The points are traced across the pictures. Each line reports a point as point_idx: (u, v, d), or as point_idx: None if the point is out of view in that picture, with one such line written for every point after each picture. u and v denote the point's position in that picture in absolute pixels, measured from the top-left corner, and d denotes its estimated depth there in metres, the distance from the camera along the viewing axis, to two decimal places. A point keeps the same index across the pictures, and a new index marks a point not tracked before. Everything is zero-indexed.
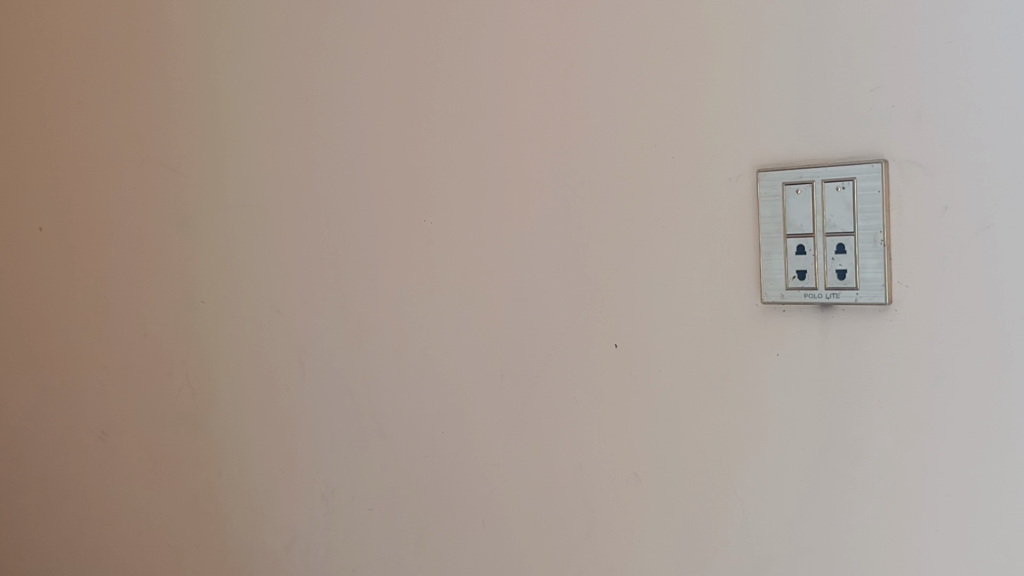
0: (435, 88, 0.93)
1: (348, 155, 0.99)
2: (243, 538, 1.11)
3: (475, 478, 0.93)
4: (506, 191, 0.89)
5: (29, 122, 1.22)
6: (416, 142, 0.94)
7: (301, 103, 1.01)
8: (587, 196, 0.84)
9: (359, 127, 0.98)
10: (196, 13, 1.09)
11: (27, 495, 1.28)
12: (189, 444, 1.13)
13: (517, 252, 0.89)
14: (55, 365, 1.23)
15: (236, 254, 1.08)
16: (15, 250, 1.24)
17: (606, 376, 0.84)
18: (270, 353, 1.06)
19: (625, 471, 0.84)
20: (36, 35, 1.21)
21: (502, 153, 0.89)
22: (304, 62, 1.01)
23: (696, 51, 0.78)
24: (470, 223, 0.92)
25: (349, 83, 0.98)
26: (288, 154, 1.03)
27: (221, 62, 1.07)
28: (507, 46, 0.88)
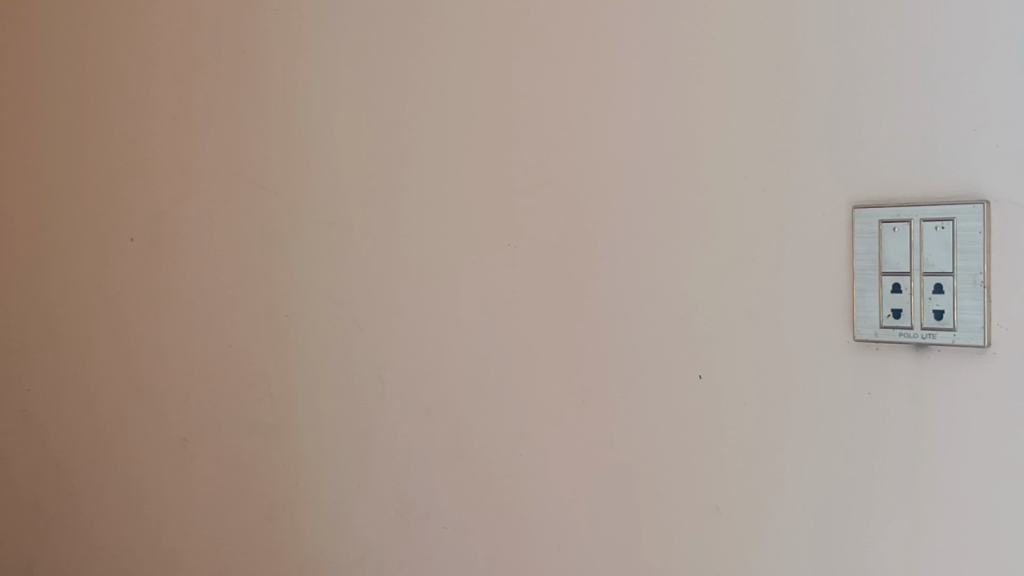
0: (522, 113, 0.94)
1: (436, 177, 1.00)
2: (317, 549, 1.12)
3: (551, 502, 0.94)
4: (593, 217, 0.89)
5: (124, 136, 1.26)
6: (503, 166, 0.95)
7: (388, 124, 1.03)
8: (674, 226, 0.84)
9: (447, 150, 0.99)
10: (287, 33, 1.11)
11: (109, 496, 1.31)
12: (267, 453, 1.15)
13: (600, 279, 0.89)
14: (141, 370, 1.27)
15: (320, 270, 1.09)
16: (106, 259, 1.28)
17: (688, 406, 0.84)
18: (351, 368, 1.07)
19: (704, 502, 0.84)
20: (134, 52, 1.25)
21: (589, 180, 0.89)
22: (393, 85, 1.02)
23: (786, 84, 0.77)
24: (555, 248, 0.92)
25: (438, 106, 0.99)
26: (374, 173, 1.04)
27: (310, 82, 1.09)
28: (595, 74, 0.88)
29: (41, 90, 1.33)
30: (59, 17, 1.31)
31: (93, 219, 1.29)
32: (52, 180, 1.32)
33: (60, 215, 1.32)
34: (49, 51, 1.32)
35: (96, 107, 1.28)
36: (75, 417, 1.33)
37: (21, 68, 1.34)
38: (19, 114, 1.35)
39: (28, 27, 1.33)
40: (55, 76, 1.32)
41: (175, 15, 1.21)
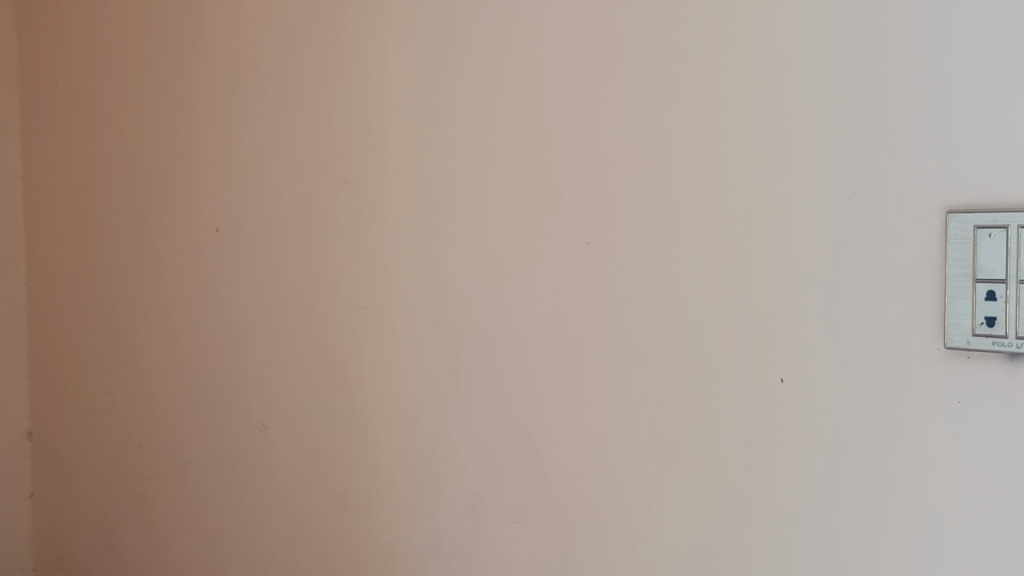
0: (608, 111, 0.92)
1: (515, 174, 1.00)
2: (390, 538, 1.13)
3: (625, 501, 0.93)
4: (672, 217, 0.88)
5: (211, 128, 1.29)
6: (582, 164, 0.94)
7: (467, 119, 1.03)
8: (758, 228, 0.83)
9: (526, 146, 0.99)
10: (371, 28, 1.11)
11: (190, 478, 1.35)
12: (344, 441, 1.17)
13: (683, 280, 0.88)
14: (224, 357, 1.29)
15: (398, 264, 1.10)
16: (196, 248, 1.32)
17: (768, 410, 0.83)
18: (427, 361, 1.08)
19: (783, 506, 0.83)
20: (222, 45, 1.27)
21: (668, 179, 0.88)
22: (473, 81, 1.02)
23: (884, 87, 0.75)
24: (634, 247, 0.91)
25: (518, 103, 0.99)
26: (453, 168, 1.05)
27: (394, 77, 1.09)
28: (682, 72, 0.87)
29: (136, 84, 1.39)
30: (160, 11, 1.35)
31: (184, 208, 1.33)
32: (150, 171, 1.37)
33: (151, 204, 1.37)
34: (148, 45, 1.37)
35: (190, 100, 1.31)
36: (162, 400, 1.38)
37: (125, 63, 1.40)
38: (113, 107, 1.42)
39: (129, 23, 1.39)
40: (152, 69, 1.36)
41: (263, 9, 1.22)
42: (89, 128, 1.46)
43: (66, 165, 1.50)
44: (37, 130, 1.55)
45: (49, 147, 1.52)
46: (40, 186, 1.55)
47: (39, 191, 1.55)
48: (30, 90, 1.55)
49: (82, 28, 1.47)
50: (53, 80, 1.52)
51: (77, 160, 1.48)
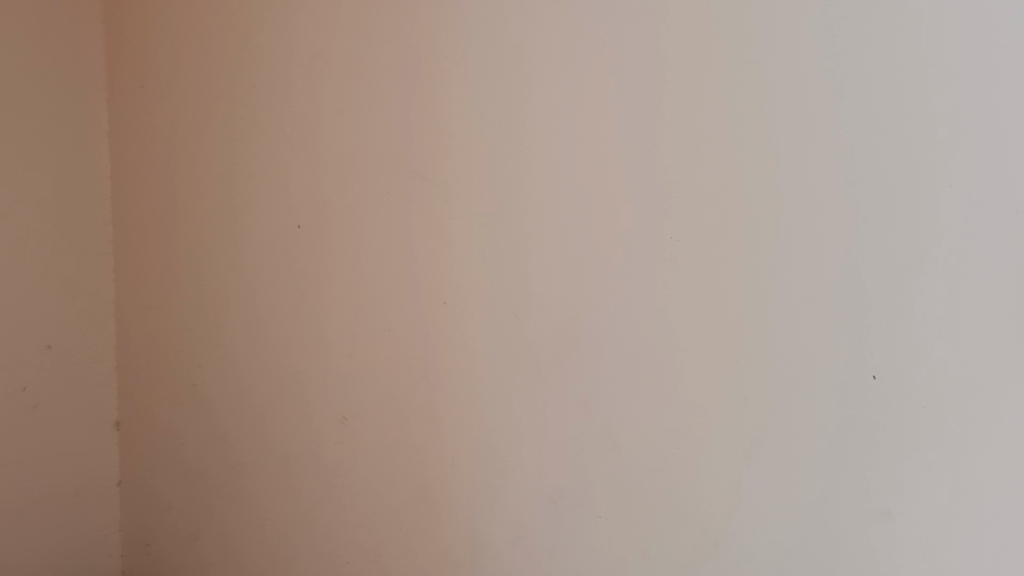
0: (677, 100, 0.88)
1: (591, 165, 0.96)
2: (471, 530, 1.13)
3: (702, 498, 0.91)
4: (755, 208, 0.83)
5: (292, 126, 1.31)
6: (660, 153, 0.90)
7: (544, 110, 1.00)
8: (846, 217, 0.78)
9: (603, 137, 0.95)
10: (446, 21, 1.09)
11: (273, 468, 1.38)
12: (424, 434, 1.17)
13: (767, 272, 0.83)
14: (307, 350, 1.32)
15: (477, 258, 1.09)
16: (279, 243, 1.34)
17: (858, 407, 0.79)
18: (507, 357, 1.07)
19: (876, 506, 0.78)
20: (302, 43, 1.28)
21: (750, 169, 0.83)
22: (549, 71, 0.99)
23: (989, 74, 0.69)
24: (715, 239, 0.87)
25: (594, 91, 0.95)
26: (529, 161, 1.02)
27: (469, 70, 1.07)
28: (764, 57, 0.81)
29: (219, 84, 1.42)
30: (245, 10, 1.37)
31: (268, 205, 1.35)
32: (236, 169, 1.40)
33: (235, 200, 1.41)
34: (231, 46, 1.40)
35: (272, 100, 1.34)
36: (246, 392, 1.41)
37: (211, 60, 1.43)
38: (198, 107, 1.46)
39: (213, 24, 1.43)
40: (237, 69, 1.39)
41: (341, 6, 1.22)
42: (178, 123, 1.50)
43: (152, 164, 1.56)
44: (125, 130, 1.61)
45: (140, 146, 1.58)
46: (129, 183, 1.61)
47: (127, 189, 1.61)
48: (120, 92, 1.62)
49: (169, 28, 1.51)
50: (141, 82, 1.57)
51: (164, 159, 1.53)
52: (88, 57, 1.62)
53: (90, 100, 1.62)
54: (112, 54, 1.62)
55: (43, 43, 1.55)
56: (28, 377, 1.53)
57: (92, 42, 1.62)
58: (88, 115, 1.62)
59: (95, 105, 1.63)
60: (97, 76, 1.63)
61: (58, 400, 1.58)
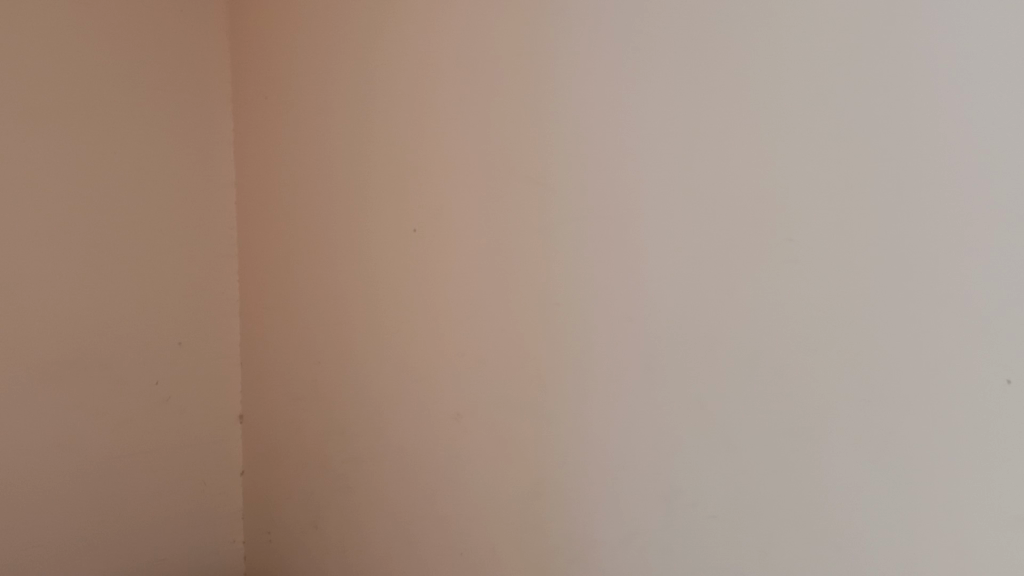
0: (804, 97, 0.84)
1: (709, 163, 0.93)
2: (583, 527, 1.09)
3: (829, 502, 0.84)
4: (885, 204, 0.79)
5: (404, 133, 1.35)
6: (783, 147, 0.86)
7: (661, 107, 0.97)
8: (980, 215, 0.73)
9: (722, 135, 0.91)
10: (559, 22, 1.09)
11: (387, 461, 1.40)
12: (536, 431, 1.15)
13: (892, 272, 0.79)
14: (418, 349, 1.34)
15: (588, 258, 1.07)
16: (397, 244, 1.38)
17: (992, 413, 0.73)
18: (617, 356, 1.03)
19: (1006, 509, 0.73)
20: (415, 53, 1.32)
21: (882, 164, 0.79)
22: (667, 67, 0.97)
23: None
24: (843, 238, 0.82)
25: (716, 86, 0.92)
26: (648, 158, 0.99)
27: (584, 71, 1.06)
28: (896, 47, 0.77)
29: (338, 95, 1.48)
30: (363, 23, 1.42)
31: (384, 208, 1.40)
32: (356, 175, 1.45)
33: (353, 204, 1.46)
34: (350, 56, 1.45)
35: (388, 107, 1.38)
36: (362, 388, 1.45)
37: (331, 69, 1.49)
38: (321, 113, 1.51)
39: (331, 37, 1.49)
40: (354, 80, 1.44)
41: (455, 15, 1.25)
42: (300, 129, 1.56)
43: (276, 170, 1.62)
44: (249, 138, 1.68)
45: (263, 153, 1.65)
46: (255, 189, 1.67)
47: (250, 194, 1.69)
48: (245, 102, 1.69)
49: (289, 41, 1.57)
50: (263, 92, 1.64)
51: (287, 165, 1.59)
52: (215, 72, 1.70)
53: (217, 111, 1.70)
54: (238, 67, 1.70)
55: (174, 59, 1.64)
56: (160, 372, 1.62)
57: (218, 57, 1.71)
58: (213, 125, 1.70)
59: (221, 115, 1.71)
60: (223, 88, 1.71)
61: (187, 394, 1.66)
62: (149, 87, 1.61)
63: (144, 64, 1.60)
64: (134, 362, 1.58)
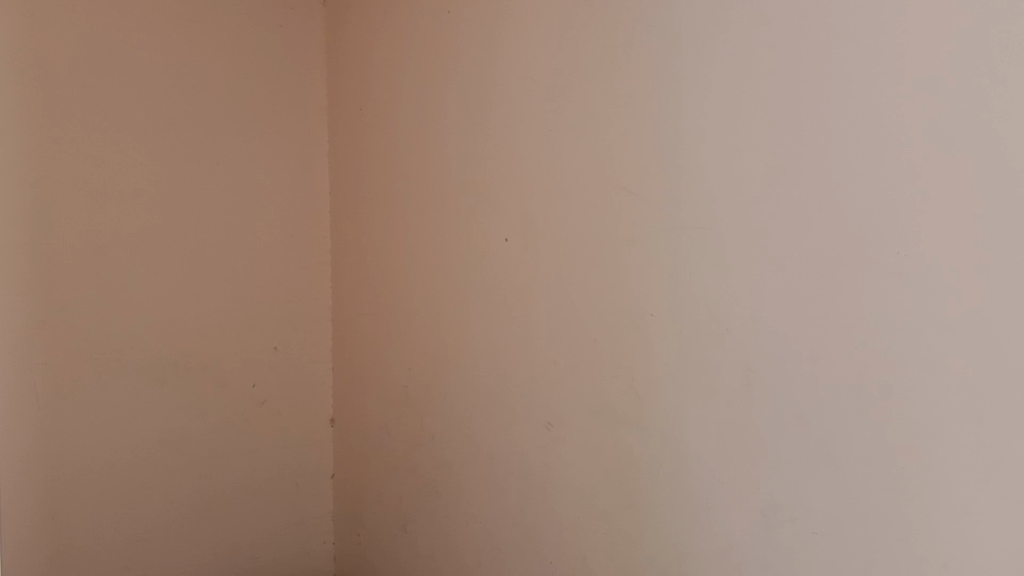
0: (911, 109, 0.84)
1: (813, 177, 0.93)
2: (678, 539, 1.09)
3: (937, 520, 0.83)
4: (998, 219, 0.78)
5: (497, 145, 1.37)
6: (890, 159, 0.86)
7: (764, 120, 0.97)
8: None
9: (826, 148, 0.91)
10: (657, 35, 1.10)
11: (478, 468, 1.42)
12: (628, 442, 1.15)
13: (1006, 287, 0.77)
14: (509, 359, 1.36)
15: (685, 269, 1.07)
16: (488, 253, 1.39)
17: None
18: (713, 369, 1.03)
19: None
20: (509, 66, 1.34)
21: (993, 178, 0.78)
22: (768, 81, 0.97)
23: None
24: (952, 252, 0.81)
25: (819, 99, 0.92)
26: (748, 172, 0.99)
27: (685, 86, 1.06)
28: (1007, 58, 0.77)
29: (431, 107, 1.50)
30: (457, 37, 1.45)
31: (476, 219, 1.42)
32: (449, 185, 1.47)
33: (444, 214, 1.48)
34: (444, 70, 1.48)
35: (482, 120, 1.40)
36: (454, 395, 1.47)
37: (425, 81, 1.52)
38: (414, 124, 1.54)
39: (425, 52, 1.52)
40: (448, 92, 1.47)
41: (552, 29, 1.26)
42: (394, 139, 1.59)
43: (369, 179, 1.66)
44: (343, 148, 1.72)
45: (357, 163, 1.69)
46: (348, 198, 1.71)
47: (343, 202, 1.72)
48: (340, 114, 1.73)
49: (384, 53, 1.61)
50: (358, 105, 1.68)
51: (380, 175, 1.63)
52: (311, 84, 1.75)
53: (312, 122, 1.75)
54: (333, 80, 1.74)
55: (273, 72, 1.69)
56: (256, 376, 1.67)
57: (313, 69, 1.75)
58: (310, 136, 1.74)
59: (317, 126, 1.75)
60: (320, 101, 1.76)
61: (281, 397, 1.70)
62: (248, 99, 1.65)
63: (245, 76, 1.65)
64: (233, 366, 1.63)
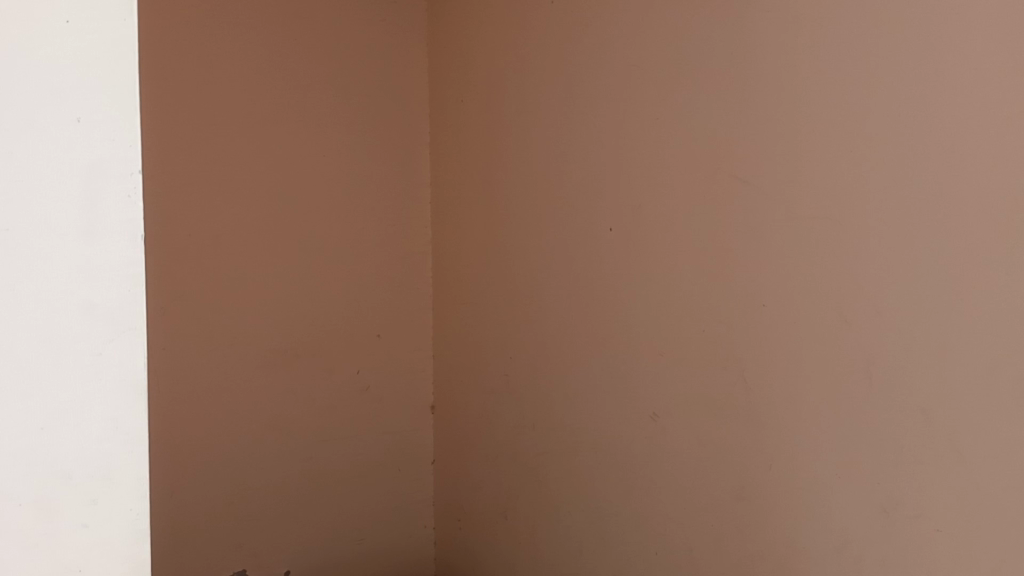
0: None
1: (937, 164, 0.90)
2: (791, 533, 1.07)
3: None
4: None
5: (602, 134, 1.37)
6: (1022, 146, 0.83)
7: (884, 107, 0.95)
8: None
9: (952, 135, 0.89)
10: (771, 20, 1.08)
11: (581, 457, 1.42)
12: (739, 434, 1.14)
13: None
14: (613, 348, 1.35)
15: (801, 259, 1.05)
16: (593, 243, 1.39)
17: None
18: (832, 361, 1.01)
19: None
20: (616, 54, 1.34)
21: None
22: (890, 67, 0.94)
23: None
24: None
25: (945, 85, 0.89)
26: (868, 160, 0.97)
27: (802, 73, 1.04)
28: None
29: (534, 98, 1.50)
30: (561, 26, 1.44)
31: (580, 208, 1.41)
32: (553, 174, 1.47)
33: (548, 204, 1.48)
34: (548, 58, 1.47)
35: (587, 110, 1.40)
36: (556, 384, 1.47)
37: (528, 70, 1.52)
38: (516, 114, 1.55)
39: (529, 43, 1.51)
40: (551, 83, 1.47)
41: (662, 18, 1.25)
42: (496, 127, 1.60)
43: (472, 169, 1.66)
44: (444, 137, 1.74)
45: (458, 154, 1.70)
46: (450, 187, 1.73)
47: (445, 192, 1.74)
48: (441, 104, 1.74)
49: (486, 42, 1.62)
50: (460, 96, 1.69)
51: (483, 164, 1.63)
52: (413, 75, 1.76)
53: (414, 113, 1.76)
54: (434, 70, 1.76)
55: (376, 63, 1.71)
56: (360, 363, 1.70)
57: (415, 60, 1.77)
58: (412, 126, 1.76)
59: (418, 116, 1.77)
60: (422, 91, 1.77)
61: (384, 384, 1.73)
62: (354, 89, 1.68)
63: (350, 67, 1.67)
64: (338, 352, 1.67)
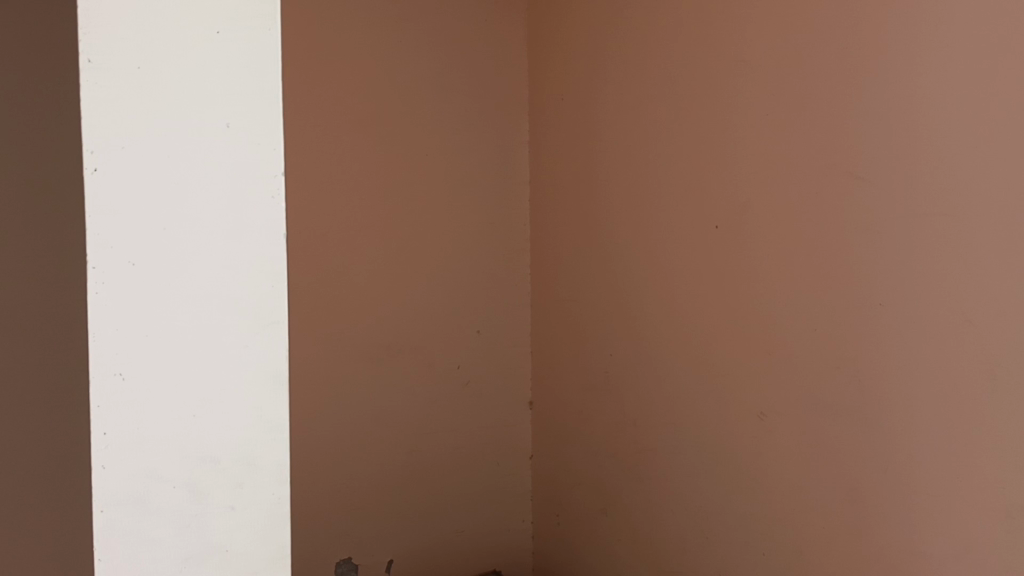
0: None
1: None
2: (907, 536, 1.06)
3: None
4: None
5: (708, 130, 1.36)
6: None
7: (1007, 104, 0.93)
8: None
9: None
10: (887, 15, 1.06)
11: (684, 455, 1.42)
12: (854, 435, 1.13)
13: None
14: (719, 346, 1.35)
15: (919, 258, 1.04)
16: (698, 240, 1.39)
17: None
18: (953, 361, 1.00)
19: None
20: (722, 51, 1.33)
21: None
22: (1012, 63, 0.92)
23: None
24: None
25: None
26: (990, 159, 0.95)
27: (920, 69, 1.03)
28: None
29: (638, 96, 1.51)
30: (663, 23, 1.44)
31: (685, 205, 1.41)
32: (657, 171, 1.47)
33: (651, 201, 1.48)
34: (651, 55, 1.47)
35: (692, 106, 1.39)
36: (659, 382, 1.47)
37: (631, 67, 1.52)
38: (619, 110, 1.55)
39: (631, 39, 1.52)
40: (655, 81, 1.47)
41: (771, 12, 1.24)
42: (597, 124, 1.60)
43: (573, 165, 1.67)
44: (545, 134, 1.75)
45: (558, 151, 1.71)
46: (550, 183, 1.73)
47: (546, 189, 1.75)
48: (541, 101, 1.75)
49: (587, 39, 1.62)
50: (561, 93, 1.70)
51: (584, 160, 1.64)
52: (514, 72, 1.78)
53: (514, 110, 1.78)
54: (535, 67, 1.77)
55: (477, 61, 1.73)
56: (460, 357, 1.72)
57: (516, 58, 1.78)
58: (512, 123, 1.78)
59: (518, 113, 1.78)
60: (523, 88, 1.79)
61: (483, 378, 1.75)
62: (456, 88, 1.70)
63: (451, 65, 1.70)
64: (439, 347, 1.70)
